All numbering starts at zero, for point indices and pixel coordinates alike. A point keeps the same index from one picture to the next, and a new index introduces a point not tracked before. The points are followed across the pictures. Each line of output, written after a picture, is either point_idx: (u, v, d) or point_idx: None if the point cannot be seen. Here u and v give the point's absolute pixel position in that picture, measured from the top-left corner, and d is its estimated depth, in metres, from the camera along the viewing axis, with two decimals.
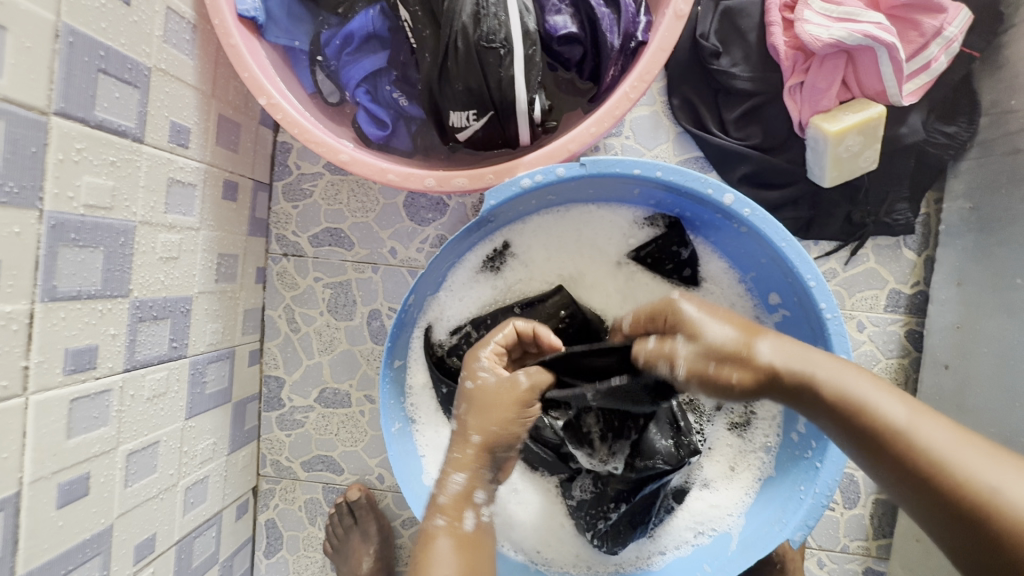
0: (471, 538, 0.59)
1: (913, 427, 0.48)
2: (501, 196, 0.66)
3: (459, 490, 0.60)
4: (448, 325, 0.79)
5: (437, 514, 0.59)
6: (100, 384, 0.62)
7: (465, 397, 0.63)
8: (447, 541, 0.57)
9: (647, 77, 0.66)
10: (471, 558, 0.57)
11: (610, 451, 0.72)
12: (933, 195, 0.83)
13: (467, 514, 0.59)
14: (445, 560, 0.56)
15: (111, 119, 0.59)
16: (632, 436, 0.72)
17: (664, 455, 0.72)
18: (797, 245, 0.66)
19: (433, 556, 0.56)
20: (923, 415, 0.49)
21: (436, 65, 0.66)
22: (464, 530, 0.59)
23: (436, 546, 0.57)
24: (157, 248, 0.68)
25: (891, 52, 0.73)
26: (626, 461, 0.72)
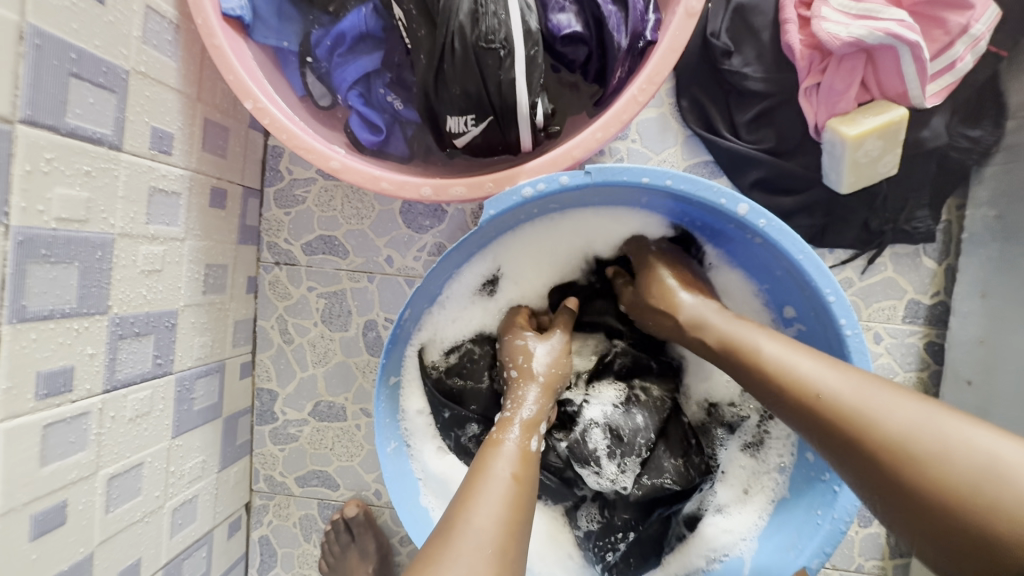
0: (533, 458, 0.59)
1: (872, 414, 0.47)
2: (501, 206, 0.62)
3: (533, 412, 0.65)
4: (442, 345, 0.76)
5: (509, 429, 0.61)
6: (77, 407, 0.59)
7: (519, 351, 0.70)
8: (513, 445, 0.59)
9: (656, 79, 0.62)
10: (530, 472, 0.56)
11: (619, 469, 0.71)
12: (954, 201, 0.79)
13: (535, 436, 0.62)
14: (507, 461, 0.56)
15: (85, 126, 0.56)
16: (642, 453, 0.72)
17: (673, 473, 0.71)
18: (816, 258, 0.62)
19: (498, 454, 0.57)
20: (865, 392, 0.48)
21: (432, 68, 0.63)
22: (527, 448, 0.59)
23: (503, 445, 0.58)
24: (138, 262, 0.65)
25: (915, 51, 0.69)
26: (635, 479, 0.71)
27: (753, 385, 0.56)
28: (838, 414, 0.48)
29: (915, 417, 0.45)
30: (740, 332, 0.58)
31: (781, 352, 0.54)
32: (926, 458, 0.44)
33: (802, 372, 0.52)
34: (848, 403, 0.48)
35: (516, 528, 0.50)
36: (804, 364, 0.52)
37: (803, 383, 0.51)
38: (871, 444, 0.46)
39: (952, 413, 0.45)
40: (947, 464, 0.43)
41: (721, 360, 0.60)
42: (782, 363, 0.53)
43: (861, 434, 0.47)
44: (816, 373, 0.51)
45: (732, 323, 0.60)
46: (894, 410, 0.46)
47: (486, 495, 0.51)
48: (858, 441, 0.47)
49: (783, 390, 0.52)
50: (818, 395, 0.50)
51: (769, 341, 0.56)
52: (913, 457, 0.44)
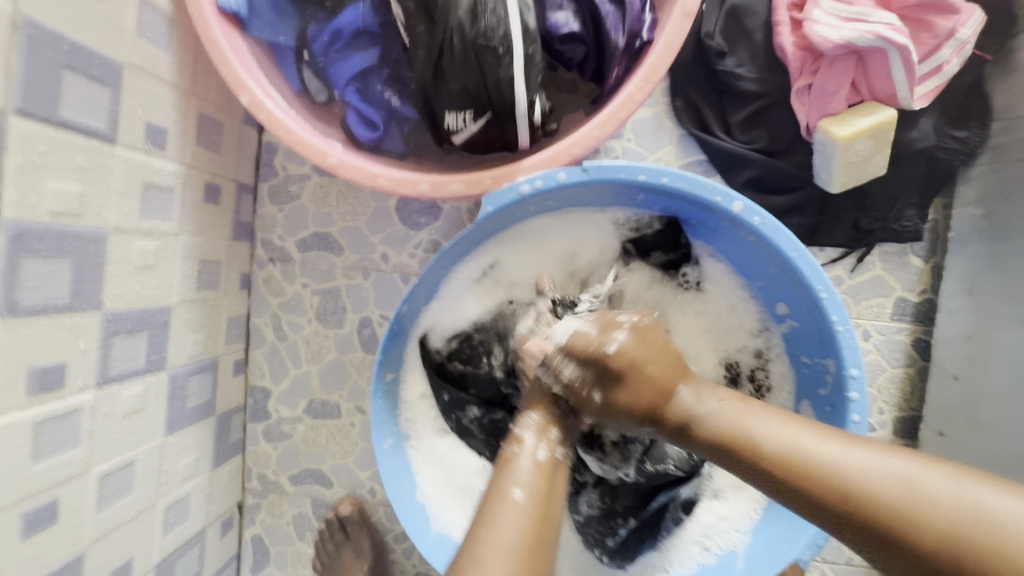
0: (547, 471, 0.56)
1: (899, 486, 0.45)
2: (499, 202, 0.64)
3: (537, 419, 0.60)
4: (445, 334, 0.76)
5: (517, 443, 0.58)
6: (69, 404, 0.58)
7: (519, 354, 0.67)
8: (525, 462, 0.56)
9: (653, 77, 0.63)
10: (547, 490, 0.54)
11: (623, 457, 0.74)
12: (941, 201, 0.81)
13: (542, 445, 0.58)
14: (519, 483, 0.54)
15: (79, 119, 0.55)
16: (647, 440, 0.74)
17: (676, 459, 0.73)
18: (809, 255, 0.63)
19: (509, 478, 0.55)
20: (887, 461, 0.47)
21: (430, 64, 0.63)
22: (542, 459, 0.57)
23: (515, 464, 0.56)
24: (131, 257, 0.64)
25: (904, 54, 0.71)
26: (637, 465, 0.74)
27: (767, 484, 0.51)
28: (878, 509, 0.45)
29: (951, 493, 0.44)
30: (737, 417, 0.54)
31: (790, 437, 0.51)
32: (988, 546, 0.41)
33: (819, 455, 0.49)
34: (882, 492, 0.45)
35: (534, 552, 0.49)
36: (822, 450, 0.49)
37: (830, 476, 0.47)
38: (923, 538, 0.43)
39: (987, 485, 0.44)
40: (998, 545, 0.41)
41: (717, 455, 0.54)
42: (798, 452, 0.49)
43: (907, 528, 0.44)
44: (839, 457, 0.48)
45: (715, 406, 0.56)
46: (932, 493, 0.44)
47: (501, 521, 0.51)
48: (904, 535, 0.44)
49: (807, 484, 0.48)
50: (851, 489, 0.46)
51: (770, 425, 0.52)
52: (968, 548, 0.42)
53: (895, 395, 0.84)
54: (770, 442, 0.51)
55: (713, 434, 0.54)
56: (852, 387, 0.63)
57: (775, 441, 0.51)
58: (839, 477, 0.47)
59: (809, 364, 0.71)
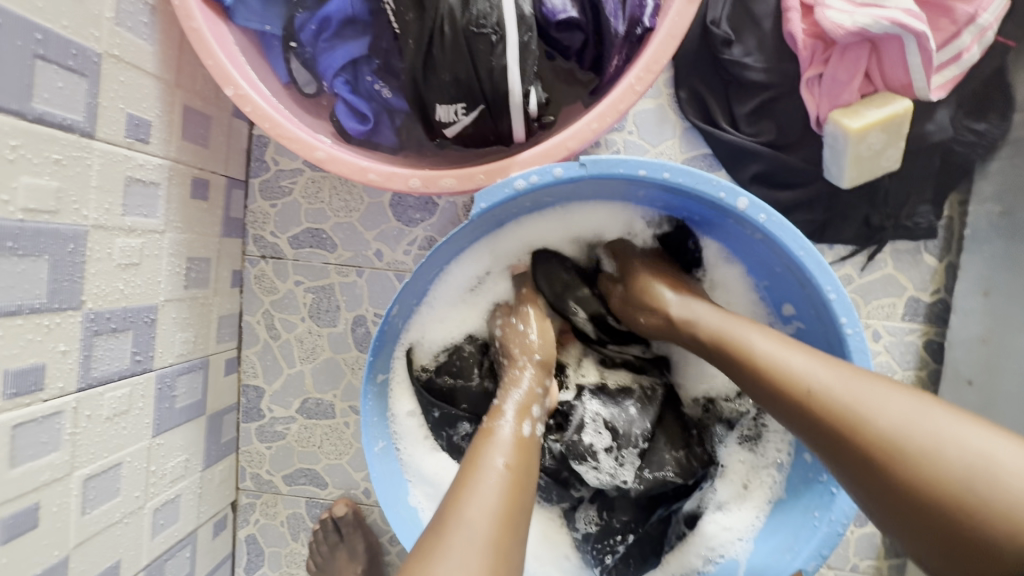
0: (529, 443, 0.57)
1: (861, 402, 0.46)
2: (493, 198, 0.61)
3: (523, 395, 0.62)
4: (432, 349, 0.74)
5: (501, 416, 0.59)
6: (49, 406, 0.57)
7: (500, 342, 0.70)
8: (507, 432, 0.57)
9: (654, 67, 0.60)
10: (525, 459, 0.55)
11: (618, 463, 0.69)
12: (957, 197, 0.78)
13: (526, 422, 0.59)
14: (501, 450, 0.54)
15: (54, 112, 0.53)
16: (640, 445, 0.69)
17: (674, 465, 0.69)
18: (817, 254, 0.60)
19: (490, 446, 0.55)
20: (862, 380, 0.48)
21: (421, 54, 0.60)
22: (523, 433, 0.58)
23: (497, 434, 0.56)
24: (114, 255, 0.62)
25: (921, 40, 0.67)
26: (635, 473, 0.69)
27: (747, 385, 0.54)
28: (840, 416, 0.47)
29: (910, 413, 0.45)
30: (730, 328, 0.57)
31: (768, 349, 0.53)
32: (927, 456, 0.43)
33: (794, 367, 0.51)
34: (842, 399, 0.47)
35: (510, 518, 0.49)
36: (793, 360, 0.51)
37: (795, 376, 0.50)
38: (871, 445, 0.45)
39: (946, 410, 0.45)
40: (943, 461, 0.42)
41: (709, 354, 0.59)
42: (768, 360, 0.52)
43: (857, 433, 0.46)
44: (809, 369, 0.50)
45: (720, 317, 0.59)
46: (889, 406, 0.46)
47: (480, 486, 0.50)
48: (852, 438, 0.46)
49: (774, 382, 0.51)
50: (813, 389, 0.49)
51: (758, 337, 0.55)
52: (914, 459, 0.43)
53: None
54: (757, 347, 0.54)
55: (709, 336, 0.58)
56: None
57: (764, 347, 0.53)
58: (807, 382, 0.49)
59: None
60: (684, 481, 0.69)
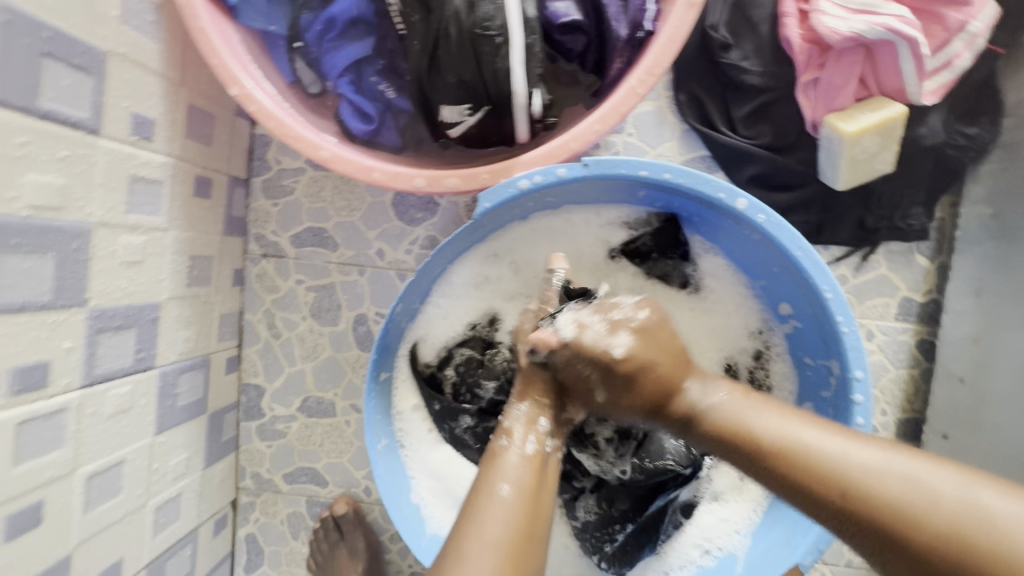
0: (537, 462, 0.54)
1: (897, 490, 0.41)
2: (497, 198, 0.62)
3: (523, 418, 0.57)
4: (435, 346, 0.75)
5: (503, 435, 0.56)
6: (53, 404, 0.57)
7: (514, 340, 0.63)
8: (512, 456, 0.54)
9: (656, 70, 0.61)
10: (535, 479, 0.52)
11: (617, 453, 0.73)
12: (949, 199, 0.79)
13: (530, 439, 0.55)
14: (506, 474, 0.52)
15: (61, 110, 0.53)
16: (639, 436, 0.73)
17: (674, 454, 0.71)
18: (814, 254, 0.61)
19: (496, 471, 0.52)
20: (895, 457, 0.44)
21: (427, 56, 0.61)
22: (530, 453, 0.54)
23: (502, 458, 0.53)
24: (118, 252, 0.62)
25: (913, 47, 0.69)
26: (635, 464, 0.72)
27: (767, 480, 0.48)
28: (874, 510, 0.42)
29: (960, 498, 0.40)
30: (741, 416, 0.50)
31: (782, 431, 0.48)
32: (973, 544, 0.38)
33: (825, 453, 0.45)
34: (893, 501, 0.41)
35: (526, 537, 0.48)
36: (821, 445, 0.46)
37: (832, 474, 0.44)
38: (931, 548, 0.39)
39: (990, 485, 0.40)
40: (994, 543, 0.37)
41: (716, 444, 0.51)
42: (784, 453, 0.46)
43: (912, 535, 0.40)
44: (840, 453, 0.45)
45: (727, 399, 0.52)
46: (940, 493, 0.40)
47: (489, 515, 0.49)
48: (902, 544, 0.40)
49: (808, 484, 0.45)
50: (850, 490, 0.43)
51: (768, 419, 0.49)
52: (966, 546, 0.38)
53: (898, 397, 0.83)
54: (780, 434, 0.48)
55: (717, 425, 0.51)
56: (857, 390, 0.62)
57: (786, 434, 0.47)
58: (840, 470, 0.44)
59: (812, 366, 0.70)
60: (684, 467, 0.72)
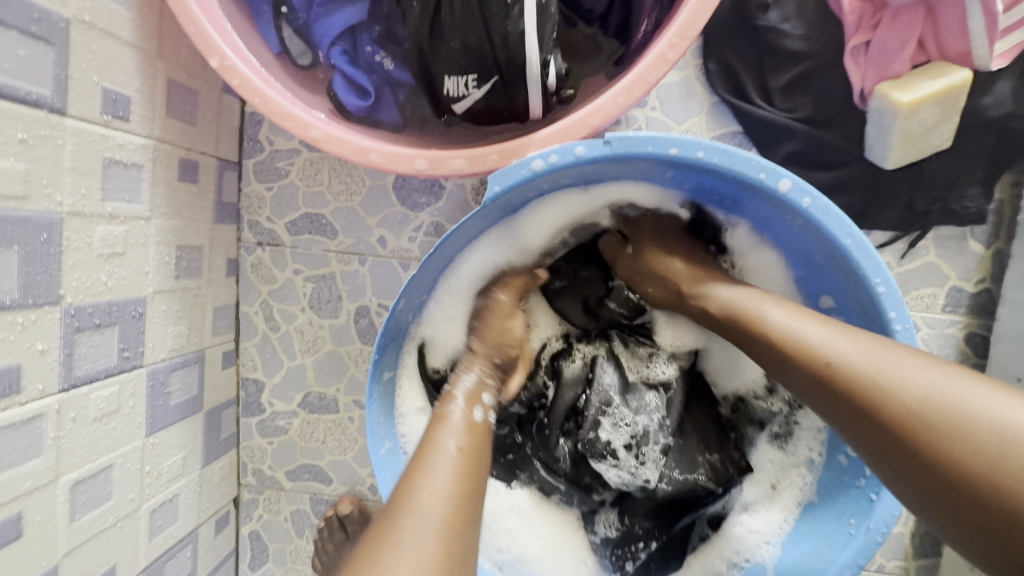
0: (482, 428, 0.57)
1: (840, 349, 0.47)
2: (507, 180, 0.55)
3: (473, 386, 0.62)
4: (446, 351, 0.70)
5: (454, 402, 0.59)
6: (29, 409, 0.53)
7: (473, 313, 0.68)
8: (458, 416, 0.57)
9: (690, 32, 0.53)
10: (478, 444, 0.54)
11: (639, 461, 0.67)
12: (1009, 177, 0.71)
13: (477, 409, 0.59)
14: (453, 433, 0.54)
15: (17, 84, 0.48)
16: (663, 441, 0.67)
17: (706, 468, 0.67)
18: (866, 242, 0.54)
19: (443, 430, 0.54)
20: (838, 330, 0.48)
21: (427, 18, 0.54)
22: (476, 419, 0.57)
23: (448, 419, 0.56)
24: (94, 244, 0.57)
25: (984, 2, 0.61)
26: (662, 473, 0.67)
27: (754, 351, 0.53)
28: (827, 366, 0.47)
29: (939, 383, 0.42)
30: (749, 301, 0.55)
31: (786, 317, 0.51)
32: (885, 395, 0.43)
33: (801, 330, 0.50)
34: (866, 371, 0.45)
35: (471, 491, 0.49)
36: (809, 329, 0.49)
37: (812, 353, 0.48)
38: (865, 395, 0.44)
39: (921, 356, 0.44)
40: (900, 392, 0.43)
41: (724, 330, 0.57)
42: (786, 327, 0.51)
43: (878, 402, 0.44)
44: (810, 331, 0.49)
45: (734, 289, 0.57)
46: (913, 373, 0.43)
47: (434, 471, 0.49)
48: (869, 408, 0.44)
49: (790, 360, 0.49)
50: (828, 366, 0.47)
51: (778, 309, 0.52)
52: (881, 395, 0.44)
53: None
54: (762, 312, 0.53)
55: (723, 304, 0.57)
56: None
57: (768, 310, 0.53)
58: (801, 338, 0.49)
59: None
60: (718, 484, 0.67)
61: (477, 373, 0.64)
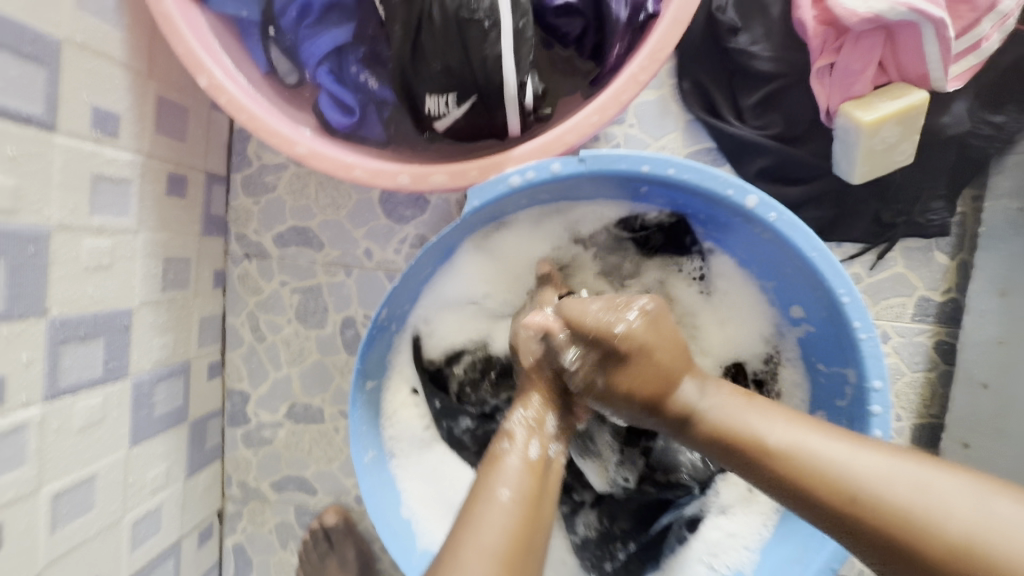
0: (542, 468, 0.53)
1: (868, 476, 0.43)
2: (486, 195, 0.57)
3: (535, 421, 0.55)
4: (441, 344, 0.72)
5: (507, 438, 0.54)
6: (11, 421, 0.53)
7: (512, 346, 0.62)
8: (515, 459, 0.52)
9: (660, 55, 0.56)
10: (535, 488, 0.51)
11: (621, 461, 0.70)
12: (971, 192, 0.74)
13: (536, 444, 0.54)
14: (507, 480, 0.50)
15: (7, 103, 0.49)
16: (647, 443, 0.70)
17: (689, 468, 0.68)
18: (830, 255, 0.56)
19: (495, 475, 0.51)
20: (859, 446, 0.45)
21: (408, 40, 0.57)
22: (534, 457, 0.53)
23: (503, 462, 0.52)
24: (82, 257, 0.58)
25: (939, 29, 0.63)
26: (646, 474, 0.69)
27: (756, 480, 0.48)
28: (857, 501, 0.43)
29: (975, 513, 0.40)
30: (742, 418, 0.50)
31: (797, 440, 0.47)
32: (928, 531, 0.40)
33: (818, 456, 0.45)
34: (897, 500, 0.42)
35: (524, 547, 0.46)
36: (826, 452, 0.45)
37: (836, 483, 0.44)
38: (904, 530, 0.41)
39: (963, 479, 0.42)
40: (943, 527, 0.40)
41: (717, 453, 0.51)
42: (800, 455, 0.46)
43: (917, 538, 0.40)
44: (836, 458, 0.45)
45: (724, 403, 0.52)
46: (950, 501, 0.41)
47: (485, 526, 0.46)
48: (903, 545, 0.41)
49: (812, 494, 0.44)
50: (852, 499, 0.43)
51: (777, 429, 0.48)
52: (921, 530, 0.40)
53: (914, 401, 0.78)
54: (771, 441, 0.47)
55: (715, 428, 0.50)
56: (874, 401, 0.58)
57: (775, 438, 0.47)
58: (818, 463, 0.45)
59: (827, 373, 0.65)
60: (696, 483, 0.69)
61: (536, 405, 0.57)
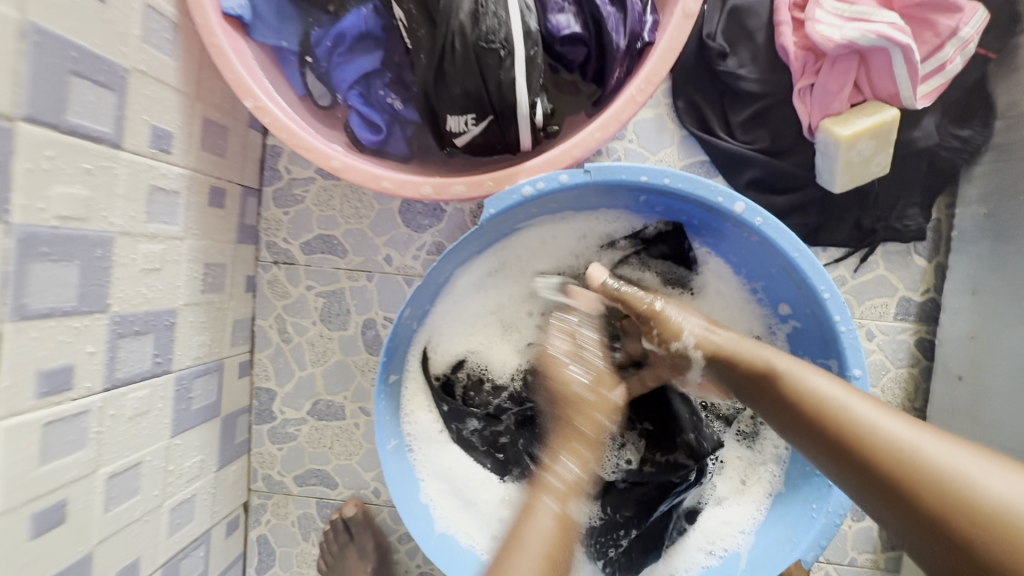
0: (574, 526, 0.60)
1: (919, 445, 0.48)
2: (501, 204, 0.64)
3: (575, 477, 0.62)
4: (446, 356, 0.77)
5: (549, 493, 0.61)
6: (76, 405, 0.59)
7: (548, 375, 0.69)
8: (550, 510, 0.59)
9: (655, 79, 0.63)
10: (562, 544, 0.57)
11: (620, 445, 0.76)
12: (945, 200, 0.81)
13: (574, 501, 0.61)
14: (542, 535, 0.57)
15: (85, 124, 0.56)
16: (643, 427, 0.76)
17: (684, 450, 0.74)
18: (811, 256, 0.63)
19: (532, 530, 0.58)
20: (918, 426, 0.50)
21: (432, 67, 0.64)
22: (565, 510, 0.60)
23: (537, 514, 0.59)
24: (138, 260, 0.65)
25: (906, 53, 0.71)
26: (642, 455, 0.76)
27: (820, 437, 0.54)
28: (904, 462, 0.48)
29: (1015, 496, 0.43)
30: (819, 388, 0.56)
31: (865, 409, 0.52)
32: (964, 501, 0.44)
33: (879, 425, 0.50)
34: (941, 467, 0.46)
35: None
36: (888, 424, 0.50)
37: (888, 446, 0.49)
38: (942, 495, 0.45)
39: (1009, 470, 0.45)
40: (978, 499, 0.44)
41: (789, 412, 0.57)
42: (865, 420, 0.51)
43: (954, 506, 0.44)
44: (898, 432, 0.50)
45: (799, 370, 0.58)
46: (996, 484, 0.44)
47: None
48: (937, 511, 0.45)
49: (865, 451, 0.50)
50: (907, 461, 0.48)
51: (852, 400, 0.53)
52: (954, 496, 0.45)
53: (899, 395, 0.84)
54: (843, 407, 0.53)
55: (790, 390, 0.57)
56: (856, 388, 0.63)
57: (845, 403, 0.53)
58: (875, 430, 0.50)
59: None
60: (695, 465, 0.74)
61: (578, 461, 0.62)
